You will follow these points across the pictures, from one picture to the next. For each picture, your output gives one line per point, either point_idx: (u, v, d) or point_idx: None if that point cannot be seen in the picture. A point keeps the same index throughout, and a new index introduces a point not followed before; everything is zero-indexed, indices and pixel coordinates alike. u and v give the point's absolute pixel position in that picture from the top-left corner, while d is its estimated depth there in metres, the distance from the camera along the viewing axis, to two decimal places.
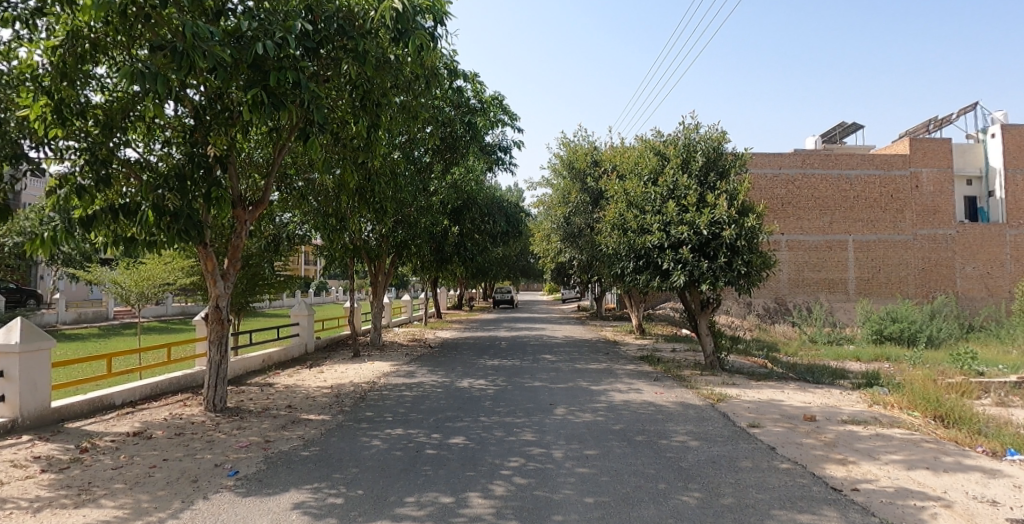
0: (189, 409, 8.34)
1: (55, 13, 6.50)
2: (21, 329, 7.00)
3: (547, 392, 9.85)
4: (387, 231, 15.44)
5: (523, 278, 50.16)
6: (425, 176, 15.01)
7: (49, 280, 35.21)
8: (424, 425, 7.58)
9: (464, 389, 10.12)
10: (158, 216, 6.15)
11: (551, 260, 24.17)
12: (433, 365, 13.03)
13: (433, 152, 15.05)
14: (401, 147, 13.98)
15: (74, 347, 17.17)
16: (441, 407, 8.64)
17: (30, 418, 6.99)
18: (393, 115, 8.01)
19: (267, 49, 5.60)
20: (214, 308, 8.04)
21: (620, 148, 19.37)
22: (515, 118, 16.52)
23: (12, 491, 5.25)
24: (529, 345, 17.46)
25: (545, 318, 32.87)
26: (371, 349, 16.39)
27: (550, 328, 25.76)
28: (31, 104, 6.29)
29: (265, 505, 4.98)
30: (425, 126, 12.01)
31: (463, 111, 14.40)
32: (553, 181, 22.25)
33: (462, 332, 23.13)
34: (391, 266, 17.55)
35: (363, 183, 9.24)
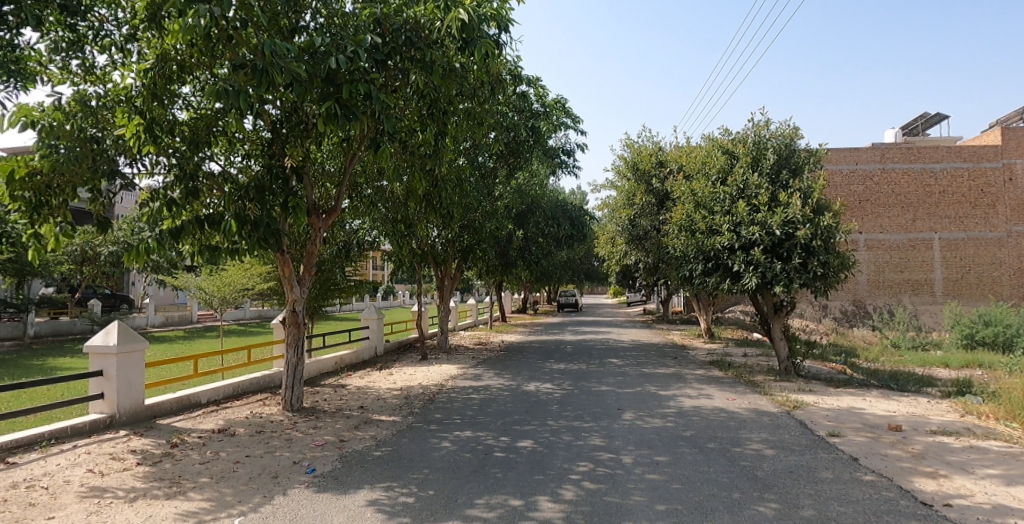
0: (268, 408, 8.72)
1: (147, 38, 6.90)
2: (118, 331, 7.55)
3: (615, 396, 9.69)
4: (454, 236, 15.62)
5: (587, 282, 49.84)
6: (490, 181, 15.15)
7: (140, 286, 37.96)
8: (492, 428, 7.63)
9: (531, 392, 10.12)
10: (240, 225, 6.43)
11: (614, 264, 23.83)
12: (500, 369, 13.13)
13: (497, 157, 15.17)
14: (465, 153, 14.26)
15: (164, 348, 18.30)
16: (508, 411, 8.68)
17: (127, 414, 7.52)
18: (459, 123, 8.07)
19: (339, 62, 5.73)
20: (291, 312, 8.39)
21: (685, 150, 19.00)
22: (579, 120, 16.34)
23: (112, 482, 5.70)
24: (594, 349, 17.34)
25: (609, 322, 32.39)
26: (438, 352, 16.64)
27: (616, 331, 25.47)
28: (128, 123, 6.64)
29: (339, 502, 5.17)
30: (493, 131, 12.14)
31: (526, 116, 14.24)
32: (617, 183, 21.98)
33: (526, 336, 23.15)
34: (457, 271, 17.78)
35: (430, 188, 9.35)
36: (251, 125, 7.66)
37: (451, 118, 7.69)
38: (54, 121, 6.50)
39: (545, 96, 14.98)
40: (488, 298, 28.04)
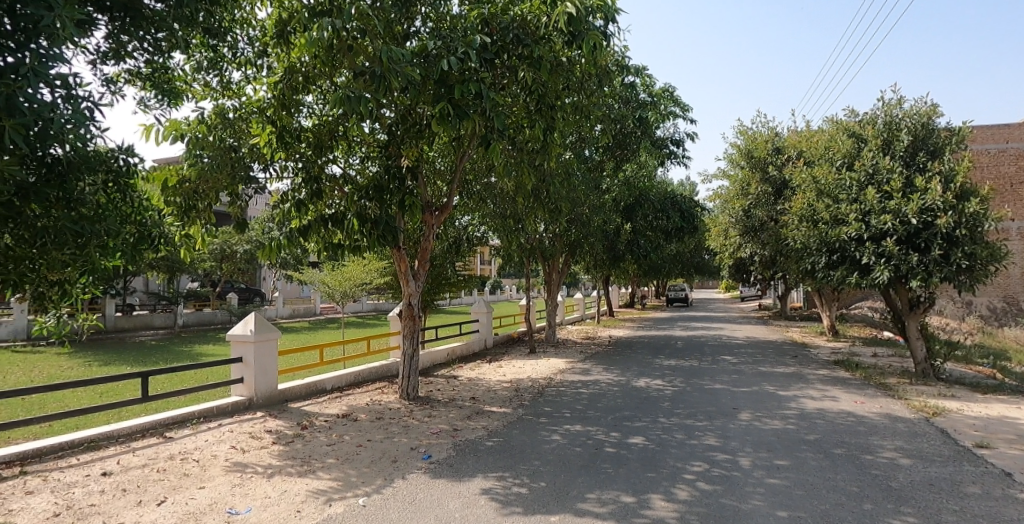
0: (386, 396, 9.23)
1: (275, 53, 7.36)
2: (255, 322, 8.31)
3: (729, 395, 9.32)
4: (561, 231, 15.29)
5: (695, 275, 48.11)
6: (597, 175, 15.11)
7: (273, 280, 41.62)
8: (602, 423, 7.60)
9: (641, 388, 9.97)
10: (362, 223, 6.87)
11: (727, 257, 22.81)
12: (608, 364, 13.05)
13: (604, 151, 15.09)
14: (571, 147, 14.31)
15: (294, 338, 19.98)
16: (618, 406, 8.61)
17: (263, 398, 8.26)
18: (567, 117, 8.05)
19: (451, 64, 5.92)
20: (407, 306, 8.82)
21: (804, 135, 17.79)
22: (688, 108, 15.81)
23: (253, 458, 6.30)
24: (706, 346, 16.78)
25: (720, 318, 31.09)
26: (546, 346, 16.76)
27: (729, 327, 24.43)
28: (261, 132, 7.24)
29: (455, 489, 5.40)
30: (602, 123, 12.07)
31: (633, 107, 14.20)
32: (729, 172, 21.06)
33: (634, 331, 22.77)
34: (565, 265, 17.81)
35: (538, 183, 9.42)
36: (367, 129, 8.01)
37: (559, 113, 7.70)
38: (200, 133, 7.26)
39: (653, 85, 14.82)
40: (595, 292, 27.86)
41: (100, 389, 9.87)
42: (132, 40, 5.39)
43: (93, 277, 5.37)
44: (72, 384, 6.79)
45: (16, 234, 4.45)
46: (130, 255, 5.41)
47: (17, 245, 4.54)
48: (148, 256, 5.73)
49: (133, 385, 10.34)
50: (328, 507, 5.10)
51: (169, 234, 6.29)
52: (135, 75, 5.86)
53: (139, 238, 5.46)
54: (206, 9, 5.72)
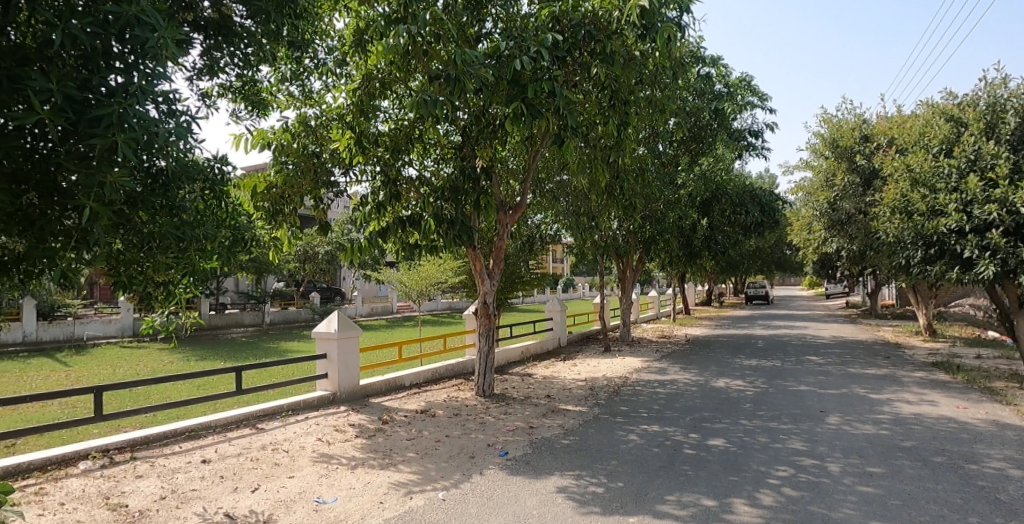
0: (463, 393, 9.41)
1: (353, 60, 7.61)
2: (338, 320, 8.64)
3: (816, 397, 8.89)
4: (635, 227, 14.93)
5: (775, 272, 46.08)
6: (671, 169, 14.89)
7: (352, 280, 43.34)
8: (680, 424, 7.44)
9: (720, 389, 9.69)
10: (438, 223, 7.05)
11: (811, 252, 21.76)
12: (686, 363, 12.76)
13: (678, 145, 15.30)
14: (644, 143, 14.12)
15: (375, 335, 20.77)
16: (696, 407, 8.41)
17: (346, 393, 8.60)
18: (640, 111, 7.95)
19: (523, 63, 5.97)
20: (483, 304, 8.96)
21: (896, 120, 16.70)
22: (767, 97, 15.22)
23: (338, 450, 6.58)
24: (789, 346, 16.08)
25: (804, 317, 29.65)
26: (620, 345, 16.56)
27: (814, 327, 23.29)
28: (341, 137, 7.49)
29: (532, 486, 5.43)
30: (676, 117, 11.83)
31: (708, 99, 14.48)
32: (814, 163, 20.08)
33: (712, 330, 22.10)
34: (638, 262, 17.62)
35: (613, 181, 9.30)
36: (442, 130, 8.12)
37: (632, 108, 7.62)
38: (285, 141, 7.62)
39: (728, 76, 15.02)
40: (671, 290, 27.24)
41: (198, 382, 10.60)
42: (224, 56, 5.72)
43: (194, 278, 5.71)
44: (173, 378, 7.31)
45: (127, 241, 4.76)
46: (226, 257, 5.74)
47: (127, 251, 4.90)
48: (240, 258, 6.06)
49: (227, 379, 11.05)
50: (409, 499, 5.26)
51: (259, 237, 6.65)
52: (228, 88, 6.19)
53: (232, 241, 5.78)
54: (290, 22, 5.94)
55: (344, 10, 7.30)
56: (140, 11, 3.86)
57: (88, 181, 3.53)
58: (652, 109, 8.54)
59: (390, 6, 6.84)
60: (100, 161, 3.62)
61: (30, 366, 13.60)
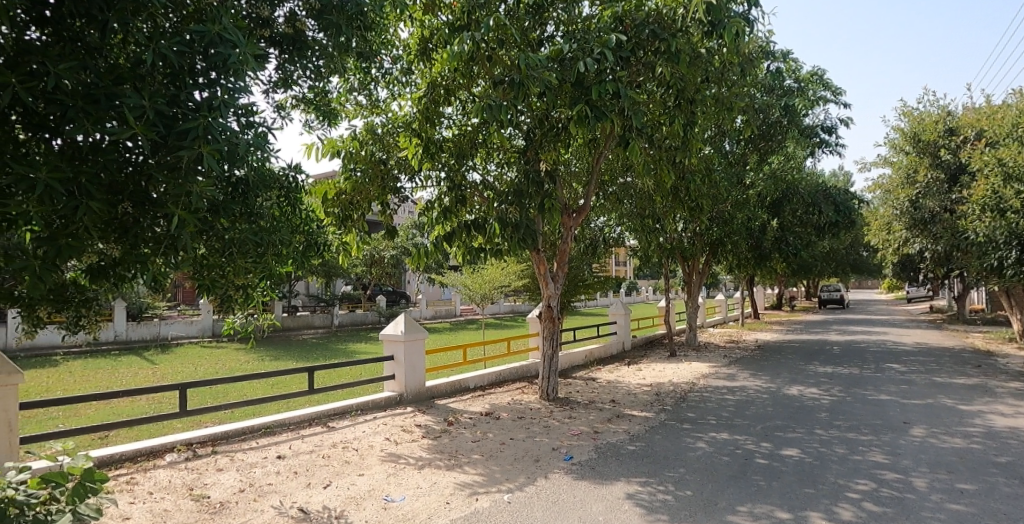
0: (527, 396, 9.45)
1: (419, 69, 7.80)
2: (405, 323, 8.84)
3: (898, 408, 8.43)
4: (701, 228, 14.58)
5: (851, 274, 43.92)
6: (739, 169, 14.55)
7: (416, 283, 44.35)
8: (751, 432, 7.22)
9: (793, 396, 9.34)
10: (503, 227, 7.11)
11: (890, 254, 20.65)
12: (756, 369, 12.37)
13: (746, 143, 14.98)
14: (710, 142, 13.85)
15: (440, 338, 21.22)
16: (768, 415, 8.14)
17: (413, 394, 8.80)
18: (707, 110, 7.83)
19: (588, 65, 5.95)
20: (547, 308, 8.99)
21: (985, 111, 15.63)
22: (840, 91, 14.52)
23: (405, 449, 6.75)
24: (867, 352, 15.31)
25: (884, 322, 28.10)
26: (686, 349, 16.22)
27: (895, 333, 22.04)
28: (408, 144, 7.68)
29: (598, 491, 5.39)
30: (744, 115, 11.56)
31: (777, 95, 13.93)
32: (893, 159, 19.08)
33: (784, 335, 21.32)
34: (705, 265, 17.27)
35: (679, 182, 9.15)
36: (505, 134, 8.17)
37: (700, 107, 7.51)
38: (353, 148, 7.87)
39: (798, 71, 14.48)
40: (738, 293, 26.48)
41: (272, 381, 11.10)
42: (297, 70, 5.98)
43: (270, 282, 5.96)
44: (249, 376, 7.66)
45: (210, 247, 5.00)
46: (299, 261, 5.97)
47: (209, 254, 5.04)
48: (313, 263, 6.29)
49: (300, 379, 11.53)
50: (475, 501, 5.32)
51: (330, 242, 6.90)
52: (302, 100, 6.46)
53: (306, 245, 6.01)
54: (360, 34, 6.14)
55: (410, 20, 7.50)
56: (222, 29, 4.08)
57: (177, 190, 3.76)
58: (720, 109, 8.38)
59: (454, 15, 7.03)
60: (187, 171, 3.85)
61: (124, 363, 14.66)
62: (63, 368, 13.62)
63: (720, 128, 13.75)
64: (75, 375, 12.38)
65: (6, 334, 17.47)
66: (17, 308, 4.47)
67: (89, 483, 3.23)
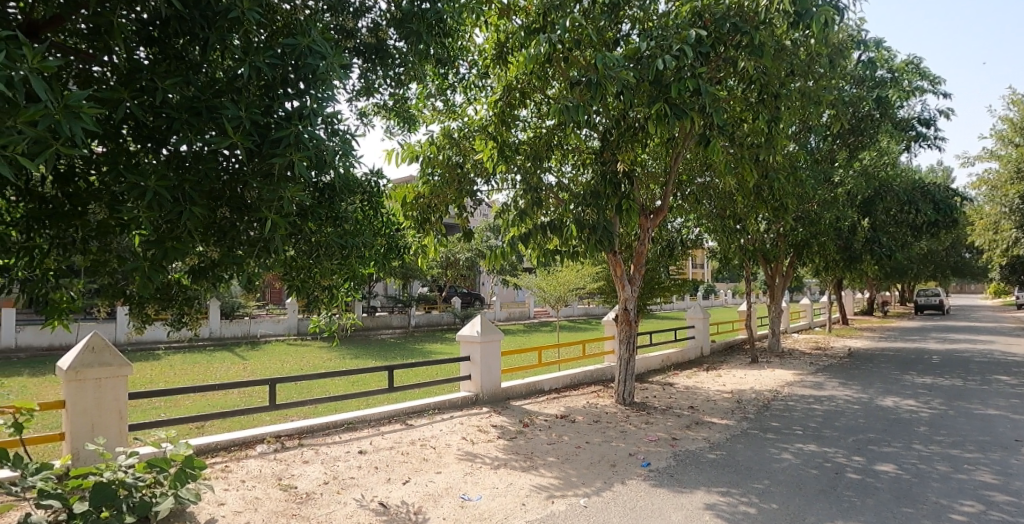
0: (602, 400, 9.35)
1: (494, 73, 7.91)
2: (481, 324, 8.95)
3: (1011, 424, 7.71)
4: (785, 229, 14.02)
5: (951, 278, 40.67)
6: (825, 166, 13.88)
7: (490, 286, 44.97)
8: (842, 445, 6.83)
9: (888, 408, 8.76)
10: (580, 229, 7.08)
11: (999, 255, 18.99)
12: (845, 378, 11.70)
13: (833, 139, 14.32)
14: (795, 139, 13.29)
15: (514, 340, 21.43)
16: (860, 427, 7.67)
17: (488, 394, 8.91)
18: (793, 104, 7.53)
19: (667, 63, 5.83)
20: (623, 310, 8.88)
21: None
22: (939, 80, 13.59)
23: (481, 449, 6.83)
24: (972, 363, 14.14)
25: (993, 330, 25.84)
26: (768, 356, 15.55)
27: (1006, 342, 20.21)
28: (485, 148, 7.79)
29: (677, 500, 5.25)
30: (832, 109, 11.02)
31: (868, 86, 13.20)
32: (1002, 152, 17.58)
33: (876, 342, 20.03)
34: (789, 267, 16.62)
35: (762, 180, 8.82)
36: (582, 136, 8.14)
37: (786, 101, 7.21)
38: (432, 153, 8.08)
39: (891, 60, 13.67)
40: (825, 297, 25.14)
41: (353, 379, 11.54)
42: (378, 78, 6.18)
43: (354, 283, 6.18)
44: (331, 374, 7.98)
45: (298, 249, 5.25)
46: (381, 262, 6.15)
47: (298, 258, 5.33)
48: (394, 264, 6.48)
49: (380, 377, 11.94)
50: (550, 504, 5.30)
51: (409, 244, 7.09)
52: (382, 107, 6.68)
53: (387, 248, 6.19)
54: (438, 41, 6.27)
55: (485, 25, 7.62)
56: (312, 41, 4.25)
57: (270, 196, 3.96)
58: (809, 103, 8.01)
59: (529, 18, 7.09)
60: (280, 177, 4.05)
61: (221, 358, 15.72)
62: (167, 361, 14.75)
63: (805, 124, 13.14)
64: (177, 369, 13.37)
65: (118, 330, 19.13)
66: (130, 306, 4.86)
67: (188, 469, 4.62)
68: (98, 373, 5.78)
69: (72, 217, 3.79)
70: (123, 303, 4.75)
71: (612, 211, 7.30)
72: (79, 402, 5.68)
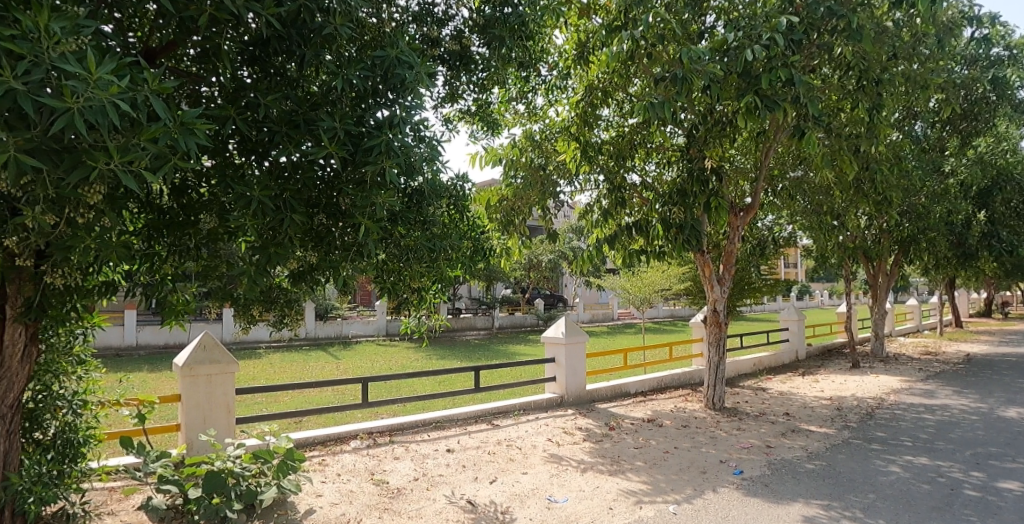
0: (691, 404, 9.07)
1: (575, 73, 7.89)
2: (566, 325, 8.93)
3: None
4: (889, 224, 13.06)
5: None
6: (934, 155, 12.81)
7: (572, 288, 44.83)
8: (959, 459, 6.25)
9: (1014, 420, 7.93)
10: (667, 228, 6.93)
11: None
12: (962, 386, 10.71)
13: (943, 125, 13.21)
14: (898, 127, 12.36)
15: (596, 342, 21.26)
16: (980, 440, 7.00)
17: (573, 396, 8.88)
18: (897, 89, 7.01)
19: (757, 52, 5.56)
20: (712, 312, 8.58)
21: None
22: None
23: (567, 451, 6.81)
24: None
25: None
26: (872, 361, 14.49)
27: None
28: (567, 149, 7.79)
29: (773, 511, 5.00)
30: (942, 92, 10.16)
31: (982, 66, 12.07)
32: None
33: (998, 347, 18.18)
34: (894, 266, 15.51)
35: (862, 172, 8.28)
36: (666, 133, 7.97)
37: (890, 86, 6.71)
38: (514, 156, 8.17)
39: (1010, 35, 12.44)
40: (936, 297, 23.12)
41: (440, 379, 11.85)
42: (462, 84, 6.31)
43: (440, 285, 6.34)
44: (419, 373, 8.22)
45: (389, 253, 5.42)
46: (467, 265, 6.30)
47: (390, 261, 5.53)
48: (480, 267, 6.59)
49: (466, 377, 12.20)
50: (638, 509, 5.20)
51: (495, 246, 7.19)
52: (466, 112, 6.81)
53: (473, 251, 6.31)
54: (520, 44, 6.31)
55: (565, 26, 7.63)
56: (400, 52, 4.40)
57: (364, 202, 4.10)
58: (917, 87, 7.42)
59: (610, 16, 7.02)
60: (371, 184, 4.17)
61: (318, 357, 16.62)
62: (268, 359, 15.79)
63: (910, 110, 12.19)
64: (278, 366, 14.28)
65: (226, 330, 20.69)
66: (239, 309, 5.21)
67: (288, 460, 4.88)
68: (208, 370, 6.26)
69: (186, 225, 4.13)
70: (230, 306, 5.02)
71: (702, 209, 7.10)
72: (192, 396, 6.16)
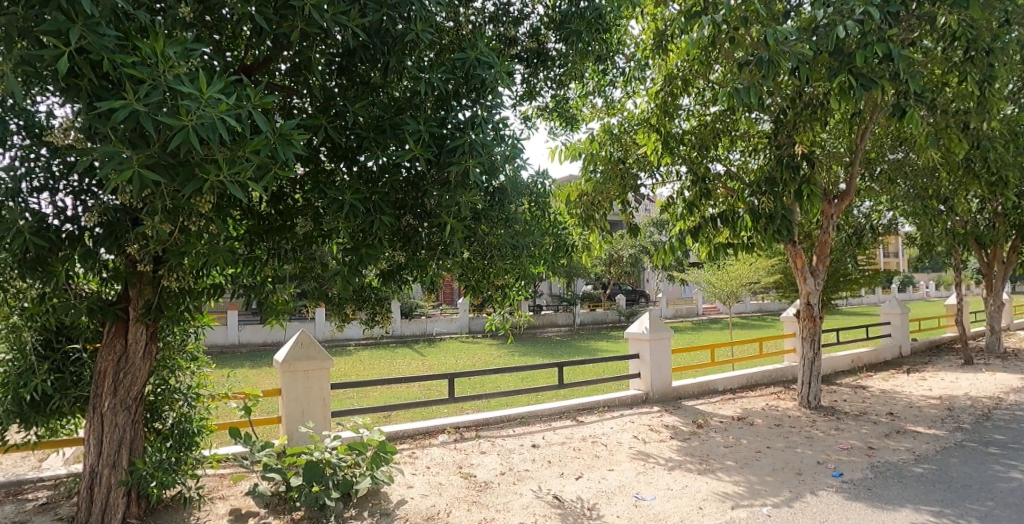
0: (783, 402, 8.69)
1: (652, 62, 7.74)
2: (650, 321, 8.80)
3: None
4: (1006, 207, 11.91)
5: None
6: None
7: (651, 283, 43.91)
8: None
9: None
10: (756, 219, 6.76)
11: None
12: None
13: None
14: (1013, 98, 11.25)
15: (678, 338, 20.76)
16: None
17: (659, 393, 8.74)
18: (1011, 58, 6.41)
19: (850, 27, 5.23)
20: (805, 305, 8.23)
21: None
22: None
23: (653, 449, 6.71)
24: None
25: None
26: (988, 357, 13.29)
27: None
28: (647, 142, 7.67)
29: (878, 517, 4.72)
30: None
31: None
32: None
33: None
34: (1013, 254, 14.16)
35: (973, 151, 7.62)
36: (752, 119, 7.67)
37: (1004, 55, 6.14)
38: (593, 150, 8.13)
39: None
40: None
41: (522, 375, 11.99)
42: (539, 81, 6.36)
43: (523, 282, 6.42)
44: (502, 369, 8.36)
45: (473, 251, 5.56)
46: (550, 261, 6.35)
47: (475, 259, 5.66)
48: (562, 262, 6.61)
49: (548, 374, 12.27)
50: (730, 510, 5.06)
51: (576, 243, 7.21)
52: (543, 109, 6.86)
53: (556, 247, 6.35)
54: (597, 38, 6.27)
55: (641, 16, 7.50)
56: (480, 53, 4.47)
57: (448, 202, 4.23)
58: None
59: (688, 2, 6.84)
60: (455, 185, 4.28)
61: (404, 354, 17.24)
62: (358, 356, 16.55)
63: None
64: (368, 363, 14.93)
65: (319, 329, 21.86)
66: (335, 307, 5.51)
67: (379, 454, 5.14)
68: (306, 366, 6.65)
69: (282, 230, 4.45)
70: (326, 304, 5.31)
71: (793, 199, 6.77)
72: (291, 390, 6.57)
